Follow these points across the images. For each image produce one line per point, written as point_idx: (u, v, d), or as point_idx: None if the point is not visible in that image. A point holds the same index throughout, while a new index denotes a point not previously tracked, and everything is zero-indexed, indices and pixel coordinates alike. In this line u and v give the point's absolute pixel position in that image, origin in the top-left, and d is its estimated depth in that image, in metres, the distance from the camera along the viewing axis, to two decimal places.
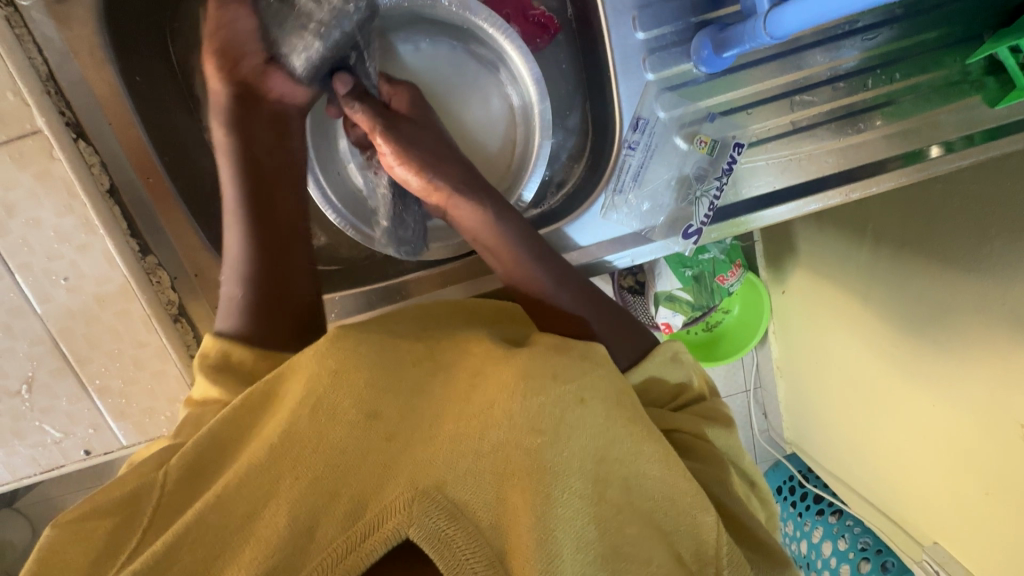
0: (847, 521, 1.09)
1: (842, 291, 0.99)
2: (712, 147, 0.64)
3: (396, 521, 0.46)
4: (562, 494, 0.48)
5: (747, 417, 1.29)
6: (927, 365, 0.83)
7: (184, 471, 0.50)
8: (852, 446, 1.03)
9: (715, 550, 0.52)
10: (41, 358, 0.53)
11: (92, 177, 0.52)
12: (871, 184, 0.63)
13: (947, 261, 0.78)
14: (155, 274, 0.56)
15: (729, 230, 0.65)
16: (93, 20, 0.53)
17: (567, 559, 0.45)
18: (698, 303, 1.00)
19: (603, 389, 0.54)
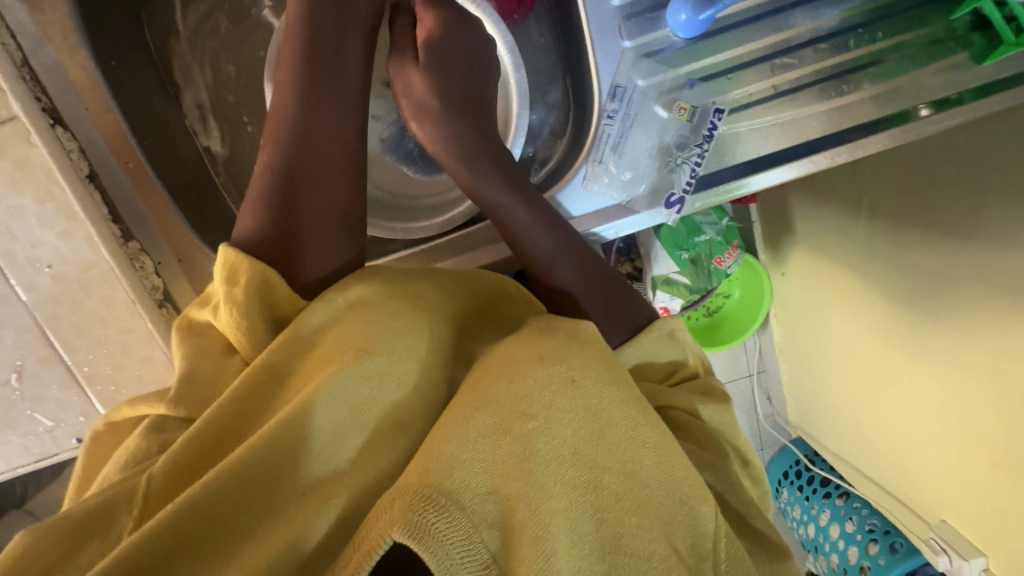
0: (854, 504, 1.18)
1: (842, 269, 1.06)
2: (692, 116, 0.58)
3: (383, 523, 0.36)
4: (555, 486, 0.40)
5: (751, 400, 1.42)
6: (931, 340, 0.87)
7: (171, 473, 0.40)
8: (892, 438, 0.99)
9: (712, 541, 0.45)
10: (31, 344, 0.56)
11: (70, 162, 0.55)
12: (858, 147, 0.56)
13: (985, 244, 0.76)
14: (138, 260, 0.59)
15: (715, 199, 0.59)
16: (64, 5, 0.56)
17: (562, 556, 0.37)
18: (696, 286, 1.13)
19: (594, 366, 0.46)
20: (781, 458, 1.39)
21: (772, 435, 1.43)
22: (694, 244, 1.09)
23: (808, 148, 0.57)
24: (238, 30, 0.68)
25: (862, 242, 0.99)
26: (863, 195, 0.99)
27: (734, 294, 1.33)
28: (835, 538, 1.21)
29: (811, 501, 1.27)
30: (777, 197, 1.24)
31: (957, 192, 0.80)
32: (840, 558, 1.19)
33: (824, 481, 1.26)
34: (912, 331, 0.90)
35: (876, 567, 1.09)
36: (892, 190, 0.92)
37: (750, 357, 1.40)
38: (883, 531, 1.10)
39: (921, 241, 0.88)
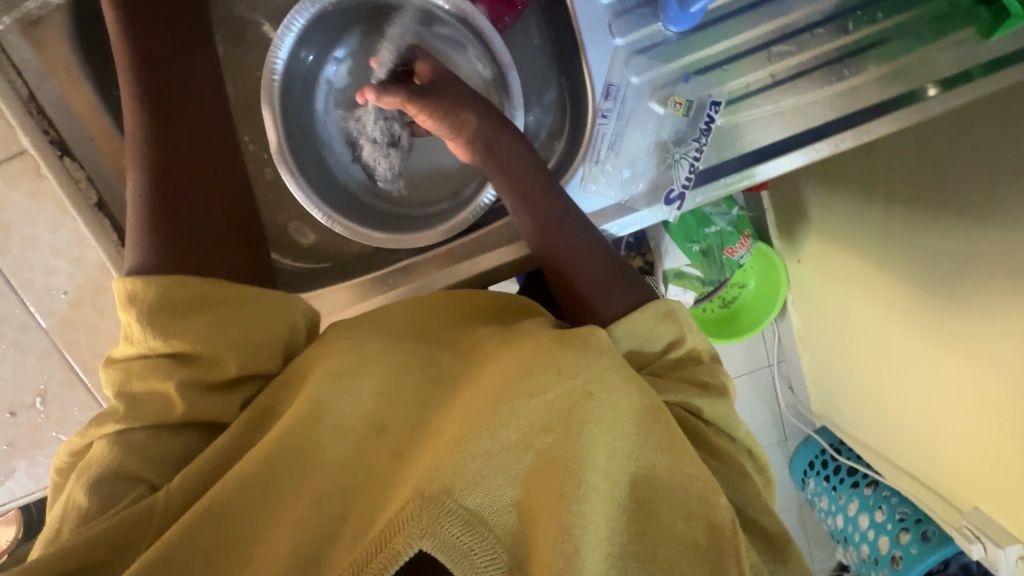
0: (883, 492, 1.16)
1: (858, 255, 1.04)
2: (688, 110, 0.57)
3: (406, 534, 0.37)
4: (579, 489, 0.41)
5: (774, 391, 1.41)
6: (953, 323, 0.84)
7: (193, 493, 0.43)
8: (920, 426, 0.96)
9: (731, 531, 0.42)
10: (54, 368, 0.59)
11: (78, 192, 0.56)
12: (862, 133, 0.55)
13: (1002, 221, 0.74)
14: None
15: (716, 194, 0.58)
16: (65, 38, 0.57)
17: (588, 558, 0.39)
18: (709, 279, 1.12)
19: (614, 380, 0.46)
20: (806, 449, 1.37)
21: (797, 426, 1.41)
22: (704, 236, 1.07)
23: (811, 137, 0.56)
24: (235, 50, 0.69)
25: (879, 227, 0.97)
26: (879, 175, 0.97)
27: (749, 284, 1.31)
28: (865, 528, 1.17)
29: (839, 491, 1.25)
30: (790, 183, 1.21)
31: (972, 175, 0.79)
32: (871, 549, 1.16)
33: (852, 471, 1.24)
34: (933, 317, 0.88)
35: (909, 557, 1.06)
36: (910, 169, 0.90)
37: (770, 347, 1.40)
38: (914, 519, 1.07)
39: (937, 222, 0.86)
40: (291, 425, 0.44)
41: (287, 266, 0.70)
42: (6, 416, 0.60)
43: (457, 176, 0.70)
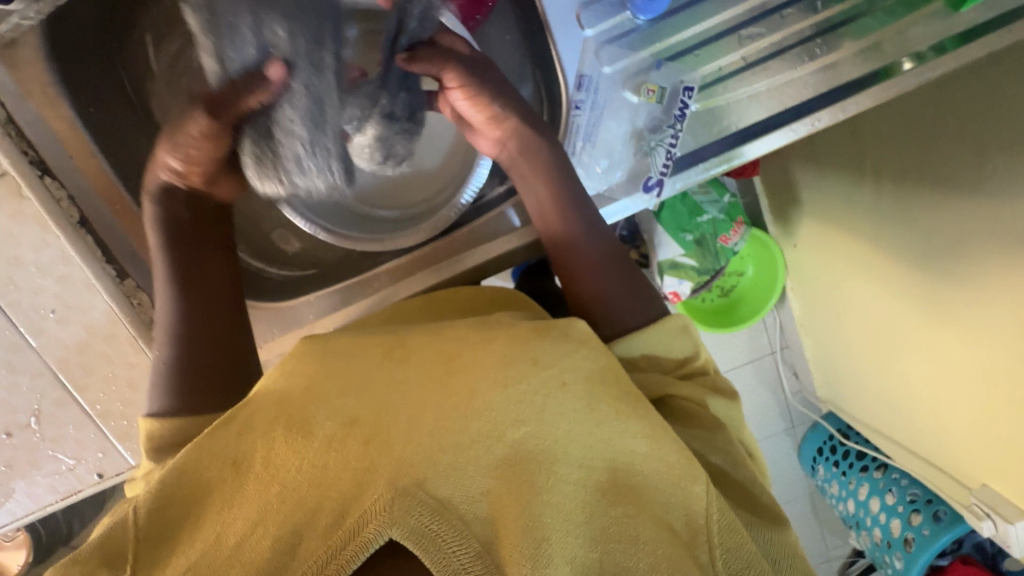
0: (893, 475, 1.14)
1: (851, 237, 1.03)
2: (661, 97, 0.57)
3: (377, 525, 0.39)
4: (547, 481, 0.41)
5: (777, 378, 1.40)
6: (950, 299, 0.84)
7: (162, 502, 0.43)
8: (921, 405, 0.96)
9: (704, 518, 0.44)
10: (47, 388, 0.60)
11: (61, 210, 0.58)
12: (838, 110, 0.55)
13: (993, 194, 0.73)
14: (136, 296, 0.63)
15: (695, 178, 0.59)
16: (40, 60, 0.59)
17: (556, 546, 0.39)
18: (704, 267, 1.10)
19: (586, 368, 0.47)
20: (814, 435, 1.35)
21: (802, 412, 1.40)
22: (696, 225, 1.07)
23: (788, 117, 0.56)
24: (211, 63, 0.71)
25: (871, 208, 0.97)
26: (868, 155, 0.96)
27: (747, 271, 1.30)
28: (877, 512, 1.16)
29: (848, 476, 1.23)
30: (781, 167, 1.21)
31: (961, 149, 0.79)
32: (883, 532, 1.15)
33: (860, 455, 1.22)
34: (929, 294, 0.88)
35: (921, 539, 1.05)
36: (899, 147, 0.90)
37: (770, 334, 1.39)
38: (925, 500, 1.06)
39: (929, 198, 0.85)
40: (270, 433, 0.44)
41: (273, 275, 0.71)
42: (3, 437, 0.60)
43: (437, 179, 0.72)
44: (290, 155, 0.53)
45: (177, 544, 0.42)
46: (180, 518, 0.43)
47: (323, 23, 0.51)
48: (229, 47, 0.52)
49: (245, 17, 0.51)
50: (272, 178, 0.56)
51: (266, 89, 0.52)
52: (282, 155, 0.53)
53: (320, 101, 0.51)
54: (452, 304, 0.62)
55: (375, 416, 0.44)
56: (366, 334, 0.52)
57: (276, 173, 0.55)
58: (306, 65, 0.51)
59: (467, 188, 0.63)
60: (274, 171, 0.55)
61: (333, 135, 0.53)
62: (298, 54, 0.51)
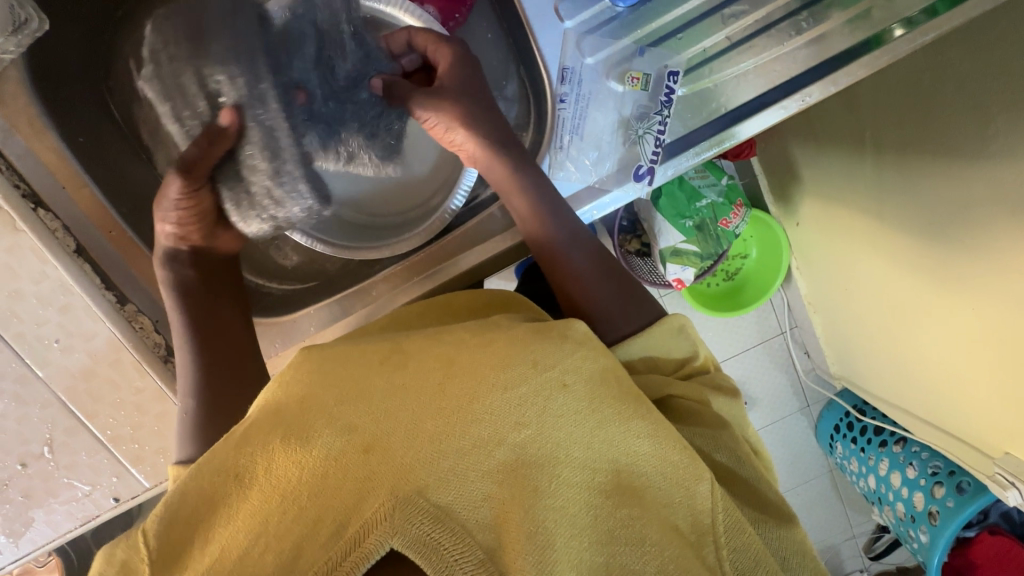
0: (913, 449, 1.12)
1: (854, 211, 1.02)
2: (646, 84, 0.57)
3: (378, 533, 0.40)
4: (549, 484, 0.42)
5: (789, 358, 1.38)
6: (960, 267, 0.82)
7: (170, 524, 0.43)
8: (935, 375, 0.94)
9: (710, 517, 0.45)
10: (56, 417, 0.61)
11: (57, 241, 0.59)
12: (829, 83, 0.54)
13: (997, 157, 0.72)
14: (137, 320, 0.64)
15: (688, 162, 0.58)
16: (25, 92, 0.61)
17: (559, 550, 0.40)
18: (706, 252, 1.09)
19: (588, 370, 0.47)
20: (830, 413, 1.34)
21: (816, 390, 1.39)
22: (695, 211, 1.07)
23: (779, 94, 0.55)
24: None
25: (872, 180, 0.95)
26: (866, 127, 0.95)
27: (752, 253, 1.30)
28: (898, 486, 1.14)
29: (867, 452, 1.22)
30: (780, 145, 1.19)
31: (959, 114, 0.77)
32: (907, 506, 1.13)
33: (879, 430, 1.21)
34: (937, 263, 0.86)
35: (945, 511, 1.03)
36: (896, 116, 0.89)
37: (779, 315, 1.38)
38: (948, 472, 1.04)
39: (931, 166, 0.83)
40: (270, 445, 0.44)
41: (274, 290, 0.72)
42: (17, 468, 0.61)
43: (423, 188, 0.73)
44: (263, 189, 0.57)
45: (184, 564, 0.42)
46: (184, 538, 0.43)
47: (254, 56, 0.55)
48: (186, 110, 0.58)
49: (191, 76, 0.57)
50: (253, 218, 0.60)
51: (223, 137, 0.55)
52: (255, 194, 0.57)
53: (272, 132, 0.55)
54: (452, 309, 0.62)
55: (373, 425, 0.44)
56: (365, 342, 0.54)
57: (255, 213, 0.59)
58: (252, 103, 0.55)
59: (458, 190, 0.63)
60: (252, 211, 0.59)
61: (291, 161, 0.56)
62: (244, 98, 0.55)
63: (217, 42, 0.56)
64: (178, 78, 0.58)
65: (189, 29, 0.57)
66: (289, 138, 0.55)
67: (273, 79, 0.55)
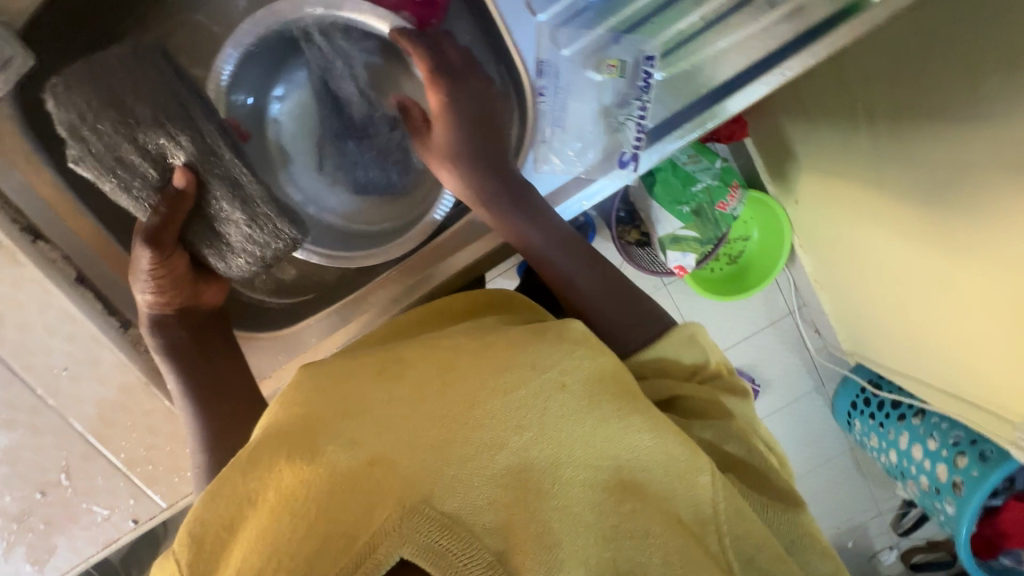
0: (932, 420, 1.11)
1: (853, 184, 1.01)
2: (622, 71, 0.58)
3: (388, 543, 0.42)
4: (553, 486, 0.44)
5: (800, 337, 1.37)
6: (964, 235, 0.81)
7: (191, 551, 0.44)
8: (949, 344, 0.92)
9: (713, 511, 0.45)
10: (71, 443, 0.64)
11: (57, 270, 0.60)
12: (806, 57, 0.54)
13: (994, 119, 0.71)
14: (142, 343, 0.65)
15: (671, 146, 0.59)
16: (17, 129, 0.62)
17: (567, 552, 0.41)
18: (706, 237, 1.09)
19: (585, 366, 0.49)
20: (846, 390, 1.32)
21: (830, 368, 1.38)
22: (692, 195, 1.06)
23: (757, 71, 0.56)
24: None
25: (867, 150, 0.95)
26: (857, 97, 0.94)
27: (753, 235, 1.31)
28: (920, 459, 1.13)
29: (887, 426, 1.21)
30: (774, 123, 1.18)
31: (951, 77, 0.76)
32: (930, 479, 1.11)
33: (896, 403, 1.19)
34: (940, 230, 0.85)
35: (971, 481, 1.02)
36: (887, 84, 0.88)
37: (787, 295, 1.36)
38: (969, 441, 1.03)
39: (926, 132, 0.83)
40: (276, 465, 0.46)
41: (274, 305, 0.73)
42: (38, 496, 0.64)
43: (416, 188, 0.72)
44: (239, 237, 0.60)
45: None
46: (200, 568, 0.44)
47: (185, 105, 0.56)
48: (118, 171, 0.55)
49: (126, 146, 0.54)
50: (239, 261, 0.62)
51: (185, 198, 0.57)
52: (234, 241, 0.61)
53: (236, 180, 0.58)
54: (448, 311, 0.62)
55: (375, 437, 0.46)
56: (362, 356, 0.56)
57: (242, 256, 0.62)
58: (205, 161, 0.57)
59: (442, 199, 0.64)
60: (235, 254, 0.62)
61: (263, 204, 0.58)
62: (195, 157, 0.56)
63: (137, 101, 0.54)
64: (112, 152, 0.54)
65: (102, 93, 0.53)
66: (251, 181, 0.58)
67: (212, 123, 0.57)
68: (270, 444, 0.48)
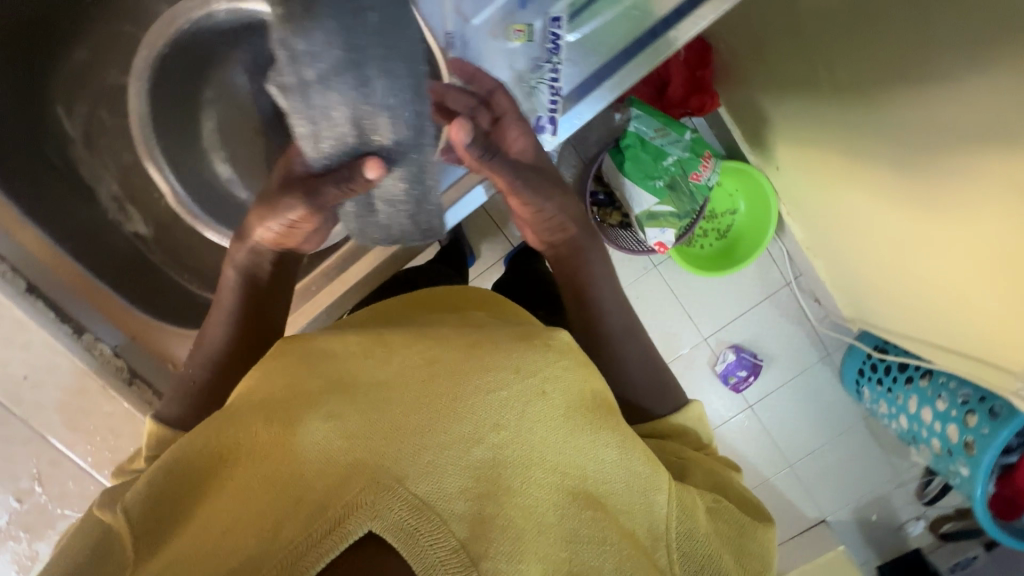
0: (940, 381, 1.20)
1: (831, 153, 1.07)
2: (528, 36, 0.73)
3: (357, 517, 0.43)
4: (521, 485, 0.48)
5: (800, 306, 1.47)
6: (945, 199, 0.84)
7: (166, 492, 0.52)
8: (941, 302, 0.95)
9: (665, 526, 0.54)
10: (40, 449, 0.75)
11: (10, 286, 0.75)
12: (700, 16, 0.72)
13: (954, 79, 0.76)
14: (96, 347, 0.78)
15: (593, 101, 0.74)
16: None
17: (528, 545, 0.45)
18: (682, 210, 1.26)
19: (565, 381, 0.55)
20: (853, 358, 1.43)
21: (833, 337, 1.48)
22: (663, 169, 1.23)
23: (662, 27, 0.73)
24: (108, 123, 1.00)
25: (841, 120, 1.00)
26: (817, 65, 1.01)
27: (740, 207, 1.43)
28: (930, 421, 1.24)
29: (896, 391, 1.31)
30: (746, 95, 1.28)
31: (897, 57, 0.84)
32: (942, 440, 1.22)
33: (902, 367, 1.29)
34: (918, 191, 0.89)
35: (982, 439, 1.10)
36: (847, 58, 0.94)
37: (782, 267, 1.47)
38: (978, 400, 1.11)
39: (895, 98, 0.87)
40: (251, 430, 0.51)
41: None
42: (16, 504, 0.76)
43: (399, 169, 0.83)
44: (389, 215, 0.64)
45: (171, 532, 0.50)
46: (175, 507, 0.52)
47: (407, 69, 0.53)
48: (339, 106, 0.51)
49: (344, 112, 0.52)
50: (373, 231, 0.66)
51: (368, 184, 0.57)
52: (383, 215, 0.64)
53: (422, 175, 0.60)
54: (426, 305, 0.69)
55: (356, 414, 0.49)
56: (345, 334, 0.61)
57: (379, 230, 0.66)
58: (407, 154, 0.57)
59: None
60: (375, 227, 0.66)
61: (428, 197, 0.63)
62: (398, 147, 0.56)
63: (367, 50, 0.50)
64: (313, 99, 0.51)
65: (349, 49, 0.49)
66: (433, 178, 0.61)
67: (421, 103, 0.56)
68: (247, 414, 0.53)
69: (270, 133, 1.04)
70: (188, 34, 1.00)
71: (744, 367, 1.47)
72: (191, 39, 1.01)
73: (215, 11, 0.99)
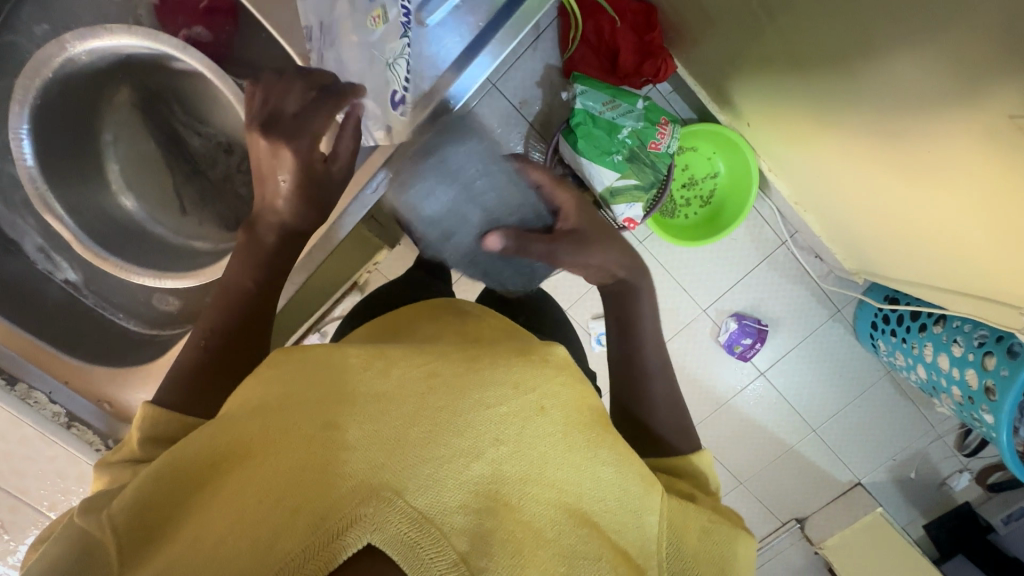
0: (954, 324, 1.23)
1: (805, 111, 1.09)
2: (385, 21, 0.79)
3: (357, 529, 0.43)
4: (521, 499, 0.49)
5: (801, 265, 1.53)
6: (923, 154, 0.89)
7: (148, 507, 0.52)
8: (949, 253, 1.01)
9: (656, 544, 0.56)
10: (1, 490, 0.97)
11: None
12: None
13: (891, 40, 0.81)
14: (32, 395, 0.92)
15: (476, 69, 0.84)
16: None
17: (529, 557, 0.46)
18: (645, 181, 1.30)
19: (562, 396, 0.56)
20: (864, 314, 1.50)
21: (840, 293, 1.54)
22: (620, 143, 1.28)
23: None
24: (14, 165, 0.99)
25: (812, 94, 1.04)
26: (757, 11, 1.03)
27: (720, 169, 1.47)
28: (948, 368, 1.27)
29: (910, 339, 1.36)
30: (702, 54, 1.29)
31: (827, 17, 0.89)
32: (962, 388, 1.25)
33: (915, 316, 1.34)
34: (893, 147, 0.93)
35: (1000, 379, 1.13)
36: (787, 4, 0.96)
37: (777, 227, 1.51)
38: (995, 339, 1.14)
39: (844, 60, 0.91)
40: (246, 435, 0.52)
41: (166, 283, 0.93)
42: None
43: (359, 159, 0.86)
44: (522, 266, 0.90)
45: (155, 548, 0.49)
46: (160, 521, 0.51)
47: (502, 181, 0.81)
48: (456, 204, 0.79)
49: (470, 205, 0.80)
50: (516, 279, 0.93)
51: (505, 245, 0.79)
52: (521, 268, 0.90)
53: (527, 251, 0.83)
54: (431, 311, 0.71)
55: (356, 425, 0.49)
56: (350, 345, 0.60)
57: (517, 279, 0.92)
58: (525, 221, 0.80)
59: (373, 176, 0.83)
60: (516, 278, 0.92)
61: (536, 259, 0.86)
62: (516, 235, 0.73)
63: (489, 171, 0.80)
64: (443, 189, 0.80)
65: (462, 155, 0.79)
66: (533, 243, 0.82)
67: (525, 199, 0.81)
68: (221, 432, 0.53)
69: (172, 163, 1.06)
70: (57, 82, 0.92)
71: (749, 334, 1.54)
72: (62, 88, 0.93)
73: (74, 53, 0.90)
